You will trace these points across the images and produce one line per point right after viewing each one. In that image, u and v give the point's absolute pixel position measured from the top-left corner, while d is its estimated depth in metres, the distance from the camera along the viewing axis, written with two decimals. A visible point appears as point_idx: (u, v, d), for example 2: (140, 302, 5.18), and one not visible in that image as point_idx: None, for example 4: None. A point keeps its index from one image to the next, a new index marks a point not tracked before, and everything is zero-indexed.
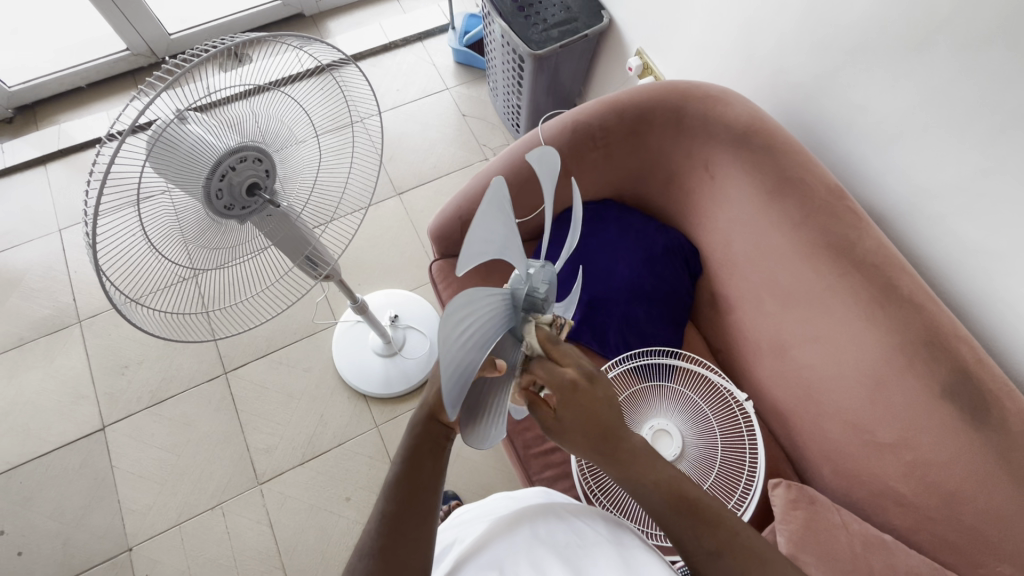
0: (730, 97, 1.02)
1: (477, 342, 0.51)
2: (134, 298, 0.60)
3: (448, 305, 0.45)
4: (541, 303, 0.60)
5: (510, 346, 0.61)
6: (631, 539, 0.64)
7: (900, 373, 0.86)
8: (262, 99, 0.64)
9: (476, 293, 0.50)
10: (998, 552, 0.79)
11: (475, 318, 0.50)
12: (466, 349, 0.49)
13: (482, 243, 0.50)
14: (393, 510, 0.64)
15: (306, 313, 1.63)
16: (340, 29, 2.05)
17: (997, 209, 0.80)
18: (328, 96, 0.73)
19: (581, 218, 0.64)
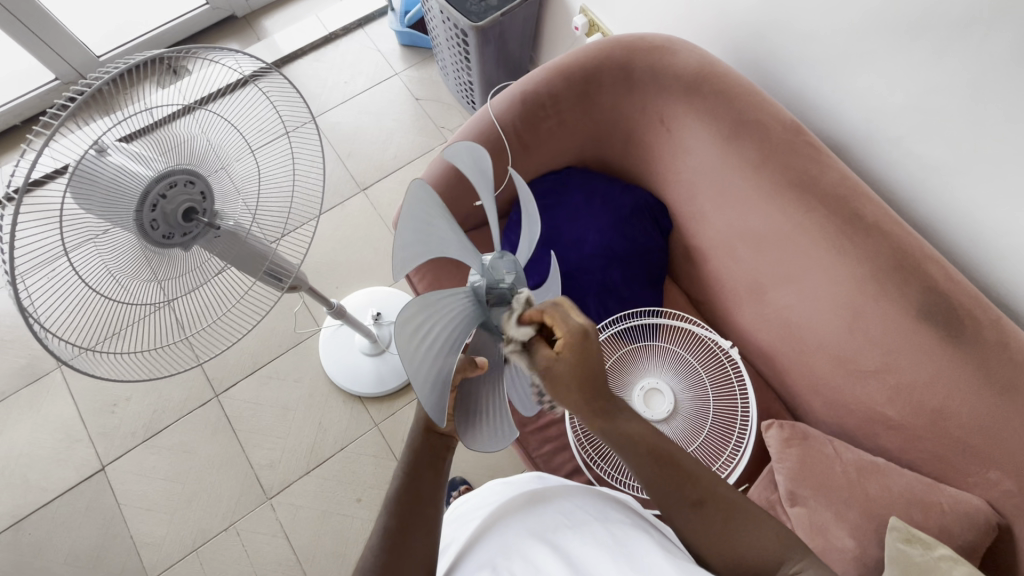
0: (677, 44, 0.99)
1: (446, 344, 0.59)
2: (87, 346, 0.59)
3: (399, 317, 0.52)
4: (507, 291, 0.67)
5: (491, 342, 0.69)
6: (642, 523, 0.66)
7: (874, 300, 0.87)
8: (186, 121, 0.63)
9: (434, 294, 0.58)
10: (985, 460, 0.82)
11: (437, 323, 0.58)
12: (434, 355, 0.57)
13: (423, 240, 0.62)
14: (397, 526, 0.65)
15: (286, 324, 1.60)
16: (277, 26, 1.97)
17: (953, 124, 0.80)
18: (256, 110, 0.72)
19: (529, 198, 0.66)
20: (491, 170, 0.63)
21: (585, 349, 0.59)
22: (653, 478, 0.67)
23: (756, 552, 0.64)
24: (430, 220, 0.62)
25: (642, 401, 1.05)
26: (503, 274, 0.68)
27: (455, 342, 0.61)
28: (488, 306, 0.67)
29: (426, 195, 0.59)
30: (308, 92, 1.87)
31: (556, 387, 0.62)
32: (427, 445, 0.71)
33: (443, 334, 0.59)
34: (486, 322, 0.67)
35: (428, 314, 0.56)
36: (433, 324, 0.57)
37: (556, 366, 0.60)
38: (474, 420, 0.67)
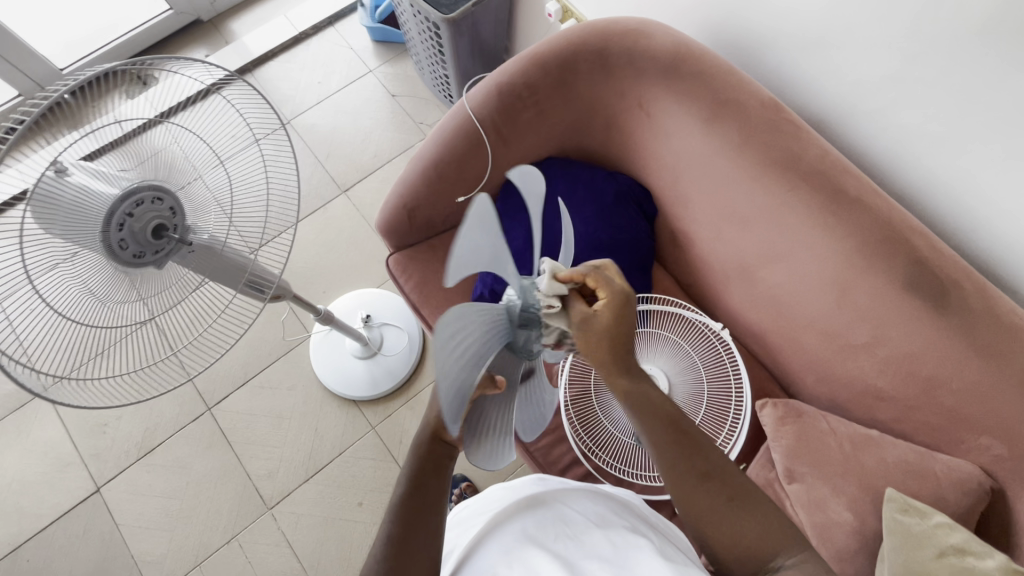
0: (651, 27, 0.97)
1: (474, 358, 0.54)
2: (67, 371, 0.60)
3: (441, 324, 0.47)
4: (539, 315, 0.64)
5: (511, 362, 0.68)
6: (642, 524, 0.68)
7: (861, 275, 0.86)
8: (152, 134, 0.64)
9: (475, 306, 0.54)
10: (977, 426, 0.83)
11: (470, 336, 0.53)
12: (463, 367, 0.53)
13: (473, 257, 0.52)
14: (399, 532, 0.64)
15: (274, 333, 1.58)
16: (245, 28, 1.92)
17: (932, 95, 0.79)
18: (224, 120, 0.71)
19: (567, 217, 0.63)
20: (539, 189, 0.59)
21: (624, 314, 0.64)
22: (665, 445, 0.68)
23: (757, 537, 0.64)
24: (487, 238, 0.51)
25: None
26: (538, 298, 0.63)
27: (480, 356, 0.56)
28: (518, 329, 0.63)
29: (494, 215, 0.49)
30: (282, 95, 1.84)
31: (589, 342, 0.64)
32: (429, 453, 0.69)
33: (473, 350, 0.54)
34: (514, 344, 0.65)
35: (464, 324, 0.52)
36: (468, 337, 0.53)
37: (593, 323, 0.63)
38: (481, 436, 0.67)
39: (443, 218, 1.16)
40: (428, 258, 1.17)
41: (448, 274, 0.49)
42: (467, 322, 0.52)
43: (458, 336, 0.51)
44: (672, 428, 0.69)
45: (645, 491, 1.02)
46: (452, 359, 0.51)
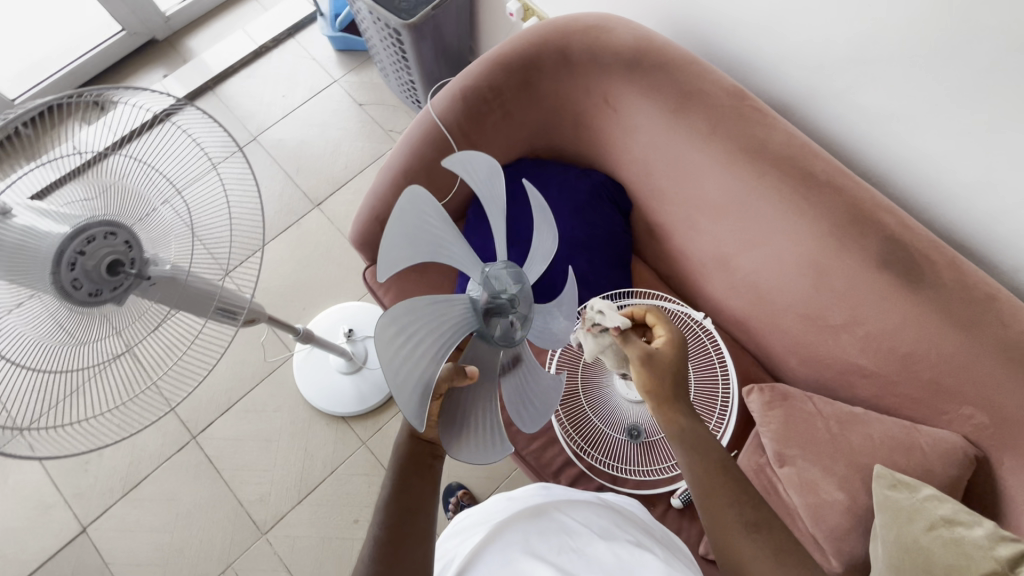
0: (612, 22, 0.97)
1: (433, 353, 0.59)
2: (49, 407, 0.58)
3: (390, 310, 0.54)
4: (507, 303, 0.66)
5: (490, 352, 0.68)
6: (647, 538, 0.67)
7: (835, 256, 0.87)
8: (101, 170, 0.63)
9: (426, 298, 0.59)
10: (957, 397, 0.84)
11: (426, 330, 0.58)
12: (419, 361, 0.56)
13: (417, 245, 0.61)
14: (386, 536, 0.65)
15: (255, 355, 1.55)
16: (203, 45, 1.88)
17: (891, 73, 0.80)
18: (177, 147, 0.69)
19: (537, 209, 0.66)
20: (498, 183, 0.62)
21: (680, 352, 0.75)
22: (716, 482, 0.71)
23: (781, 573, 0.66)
24: (427, 223, 0.61)
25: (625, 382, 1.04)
26: (507, 285, 0.67)
27: (442, 352, 0.60)
28: (485, 316, 0.66)
29: (424, 201, 0.59)
30: (246, 111, 1.80)
31: (650, 376, 0.72)
32: (410, 453, 0.70)
33: (431, 345, 0.58)
34: (485, 330, 0.66)
35: (415, 317, 0.57)
36: (421, 328, 0.58)
37: (655, 357, 0.73)
38: (462, 430, 0.65)
39: None
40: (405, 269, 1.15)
41: (380, 267, 0.57)
42: (420, 312, 0.58)
43: (410, 326, 0.56)
44: (719, 464, 0.72)
45: (640, 485, 1.02)
46: (402, 351, 0.55)
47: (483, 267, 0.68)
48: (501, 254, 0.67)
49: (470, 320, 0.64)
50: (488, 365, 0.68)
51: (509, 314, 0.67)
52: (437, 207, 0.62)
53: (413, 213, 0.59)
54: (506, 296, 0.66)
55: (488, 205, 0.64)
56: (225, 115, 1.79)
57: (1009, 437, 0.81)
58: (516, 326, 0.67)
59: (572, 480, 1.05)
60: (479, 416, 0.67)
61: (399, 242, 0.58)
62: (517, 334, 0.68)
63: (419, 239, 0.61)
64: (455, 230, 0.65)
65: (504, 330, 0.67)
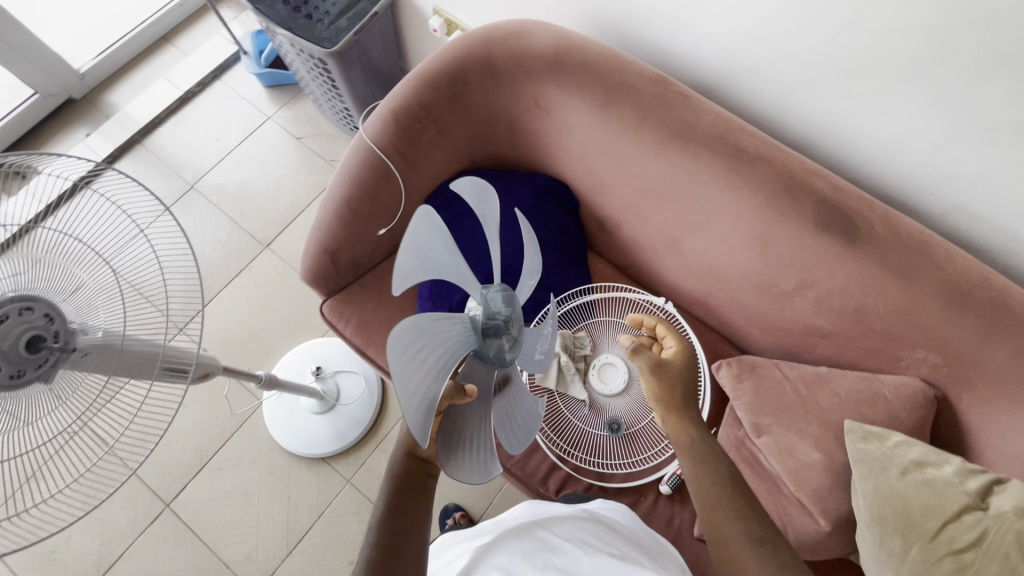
0: (530, 27, 0.98)
1: (439, 368, 0.58)
2: (7, 495, 0.56)
3: (400, 324, 0.53)
4: (504, 323, 0.67)
5: (482, 371, 0.69)
6: (632, 550, 0.66)
7: (776, 225, 0.89)
8: (23, 244, 0.60)
9: (433, 314, 0.59)
10: (910, 343, 0.87)
11: (432, 345, 0.57)
12: (426, 378, 0.56)
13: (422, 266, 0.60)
14: (382, 556, 0.62)
15: (222, 409, 1.49)
16: (125, 98, 1.81)
17: (800, 44, 0.83)
18: (101, 213, 0.67)
19: (530, 230, 0.70)
20: (494, 202, 0.65)
21: (688, 362, 0.82)
22: (715, 481, 0.73)
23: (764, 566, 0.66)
24: (434, 246, 0.61)
25: (599, 378, 1.04)
26: (501, 307, 0.67)
27: (446, 365, 0.59)
28: (484, 338, 0.67)
29: (434, 221, 0.59)
30: (179, 159, 1.74)
31: (658, 383, 0.80)
32: (405, 468, 0.71)
33: (436, 360, 0.58)
34: (482, 351, 0.67)
35: (422, 333, 0.56)
36: (428, 343, 0.57)
37: (665, 365, 0.81)
38: (458, 449, 0.65)
39: (369, 254, 1.13)
40: (364, 298, 1.14)
41: (395, 278, 0.56)
42: (427, 327, 0.57)
43: (416, 341, 0.55)
44: (726, 476, 0.74)
45: (628, 478, 1.02)
46: (410, 365, 0.54)
47: (479, 287, 0.68)
48: (497, 273, 0.68)
49: (470, 339, 0.64)
50: (482, 385, 0.68)
51: (503, 334, 0.68)
52: (444, 233, 0.61)
53: (422, 235, 0.58)
54: (502, 317, 0.67)
55: (486, 225, 0.66)
56: (157, 167, 1.73)
57: (962, 373, 0.84)
58: (507, 347, 0.69)
59: (561, 483, 1.04)
60: (473, 435, 0.67)
61: (409, 265, 0.57)
62: (507, 355, 0.69)
63: (427, 261, 0.60)
64: (456, 253, 0.64)
65: (497, 350, 0.68)
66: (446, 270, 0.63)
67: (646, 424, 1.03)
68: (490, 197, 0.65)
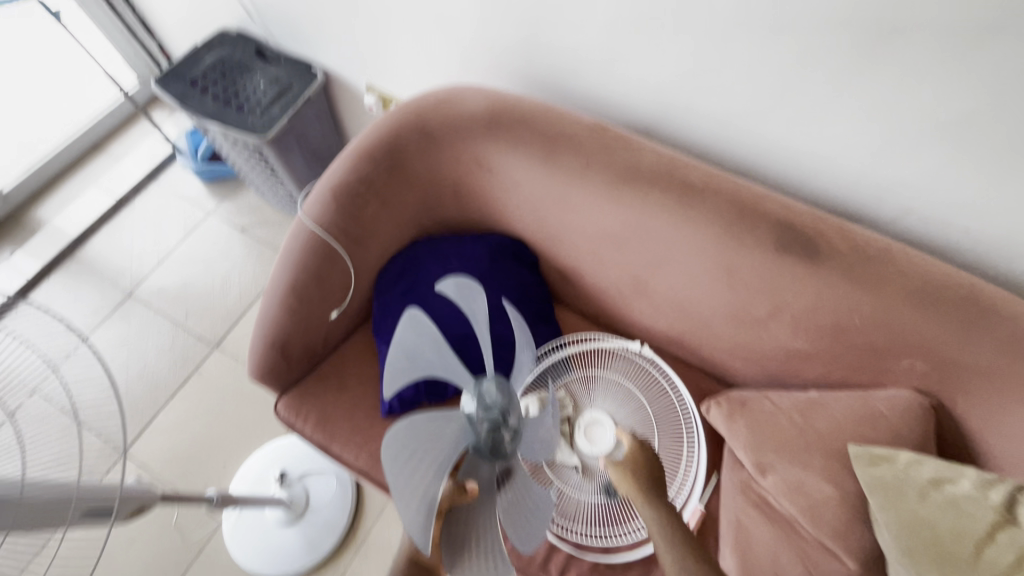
0: (462, 91, 0.98)
1: (438, 467, 0.61)
2: None
3: (393, 428, 0.58)
4: (500, 415, 0.63)
5: (484, 467, 0.65)
6: None
7: (738, 253, 0.87)
8: None
9: (426, 415, 0.60)
10: (894, 354, 0.84)
11: (428, 445, 0.60)
12: (423, 478, 0.59)
13: (411, 366, 0.66)
14: None
15: (174, 538, 1.31)
16: (53, 211, 1.72)
17: (726, 75, 0.85)
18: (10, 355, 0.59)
19: (519, 316, 0.64)
20: (479, 296, 0.66)
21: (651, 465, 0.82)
22: (689, 555, 0.75)
23: None
24: (422, 348, 0.64)
25: (586, 439, 0.94)
26: (495, 398, 0.63)
27: (445, 464, 0.61)
28: (483, 432, 0.63)
29: (419, 326, 0.62)
30: (115, 267, 1.65)
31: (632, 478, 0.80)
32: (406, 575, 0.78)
33: (435, 458, 0.60)
34: (479, 445, 0.63)
35: (417, 434, 0.59)
36: (422, 445, 0.59)
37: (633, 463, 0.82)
38: (463, 548, 0.65)
39: (323, 340, 1.06)
40: (322, 389, 1.05)
41: (385, 385, 0.65)
42: (419, 428, 0.59)
43: (408, 445, 0.59)
44: (695, 550, 0.75)
45: (635, 546, 0.95)
46: (405, 470, 0.58)
47: (474, 380, 0.65)
48: (491, 364, 0.65)
49: (469, 435, 0.63)
50: (484, 481, 0.64)
51: (502, 427, 0.63)
52: (434, 333, 0.64)
53: (407, 337, 0.62)
54: (497, 410, 0.63)
55: (474, 318, 0.67)
56: (91, 278, 1.62)
57: (953, 378, 0.81)
58: (507, 440, 0.64)
59: (563, 565, 0.96)
60: (479, 534, 0.64)
61: (397, 366, 0.65)
62: (507, 448, 0.64)
63: (416, 360, 0.65)
64: (449, 350, 0.66)
65: (495, 444, 0.64)
66: (438, 366, 0.66)
67: None
68: (472, 287, 0.66)
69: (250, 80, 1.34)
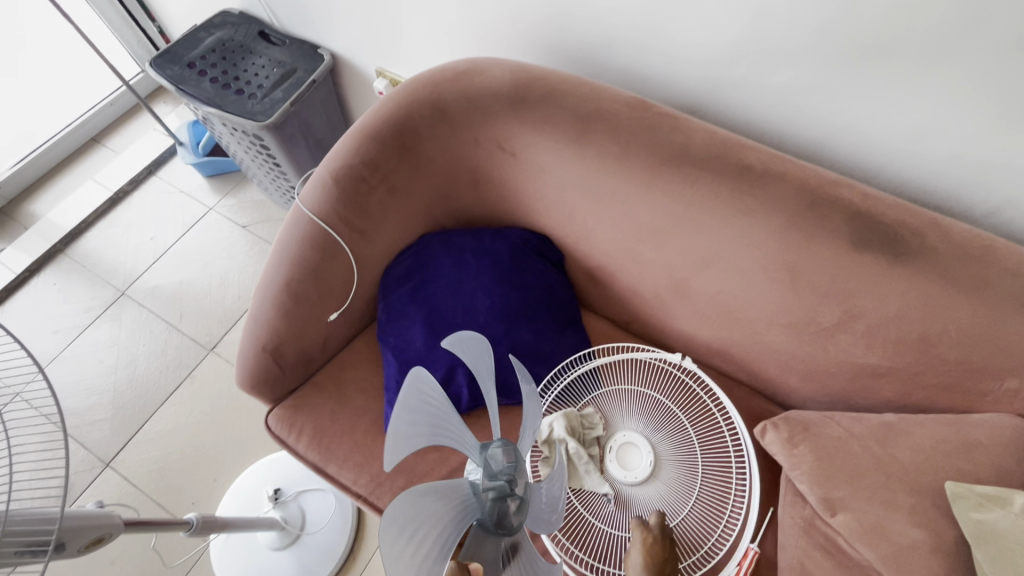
0: (483, 63, 0.86)
1: (439, 546, 0.51)
2: None
3: (393, 503, 0.48)
4: (508, 483, 0.56)
5: (490, 545, 0.55)
6: None
7: (806, 249, 0.74)
8: None
9: (430, 486, 0.52)
10: (995, 372, 0.70)
11: (431, 519, 0.51)
12: (424, 559, 0.49)
13: (412, 436, 0.56)
14: None
15: (157, 561, 1.19)
16: (47, 205, 1.64)
17: (795, 40, 0.72)
18: None
19: (528, 375, 0.58)
20: (489, 356, 0.58)
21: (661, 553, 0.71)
22: None
23: None
24: (424, 413, 0.56)
25: (618, 464, 0.83)
26: (503, 465, 0.57)
27: (447, 543, 0.52)
28: (489, 504, 0.56)
29: (422, 390, 0.55)
30: (109, 264, 1.55)
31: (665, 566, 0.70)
32: None
33: (437, 534, 0.51)
34: (485, 519, 0.56)
35: (421, 507, 0.50)
36: (427, 520, 0.50)
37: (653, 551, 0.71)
38: None
39: (321, 344, 0.94)
40: (318, 400, 0.93)
41: (386, 458, 0.54)
42: (426, 499, 0.51)
43: (413, 518, 0.49)
44: None
45: None
46: (404, 552, 0.48)
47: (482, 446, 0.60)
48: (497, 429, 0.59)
49: (474, 507, 0.56)
50: (489, 561, 0.55)
51: (510, 497, 0.57)
52: (439, 394, 0.57)
53: (410, 402, 0.55)
54: (505, 477, 0.56)
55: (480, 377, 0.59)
56: (83, 276, 1.53)
57: None
58: (513, 510, 0.57)
59: None
60: None
61: (399, 438, 0.55)
62: (514, 520, 0.57)
63: (420, 425, 0.56)
64: (454, 413, 0.58)
65: (503, 517, 0.56)
66: (443, 432, 0.58)
67: (685, 516, 0.80)
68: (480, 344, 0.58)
69: (250, 62, 1.24)
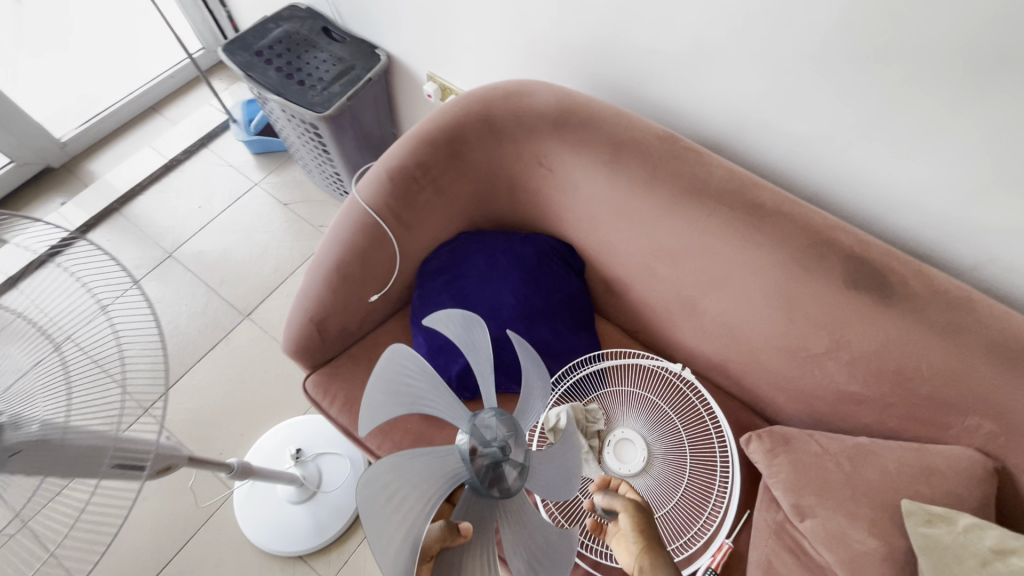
0: (532, 85, 0.95)
1: (424, 505, 0.56)
2: None
3: (370, 468, 0.54)
4: (501, 450, 0.61)
5: (484, 506, 0.62)
6: None
7: (804, 282, 0.83)
8: None
9: (412, 451, 0.58)
10: (960, 409, 0.79)
11: (412, 481, 0.56)
12: (406, 516, 0.54)
13: (392, 405, 0.62)
14: None
15: (184, 502, 1.31)
16: (105, 166, 1.76)
17: (815, 96, 0.81)
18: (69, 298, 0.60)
19: (528, 349, 0.64)
20: (481, 332, 0.64)
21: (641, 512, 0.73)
22: None
23: None
24: (403, 383, 0.63)
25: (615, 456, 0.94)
26: (494, 433, 0.62)
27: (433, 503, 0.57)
28: (478, 470, 0.60)
29: (399, 362, 0.62)
30: (159, 227, 1.67)
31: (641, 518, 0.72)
32: None
33: (420, 495, 0.56)
34: (478, 483, 0.60)
35: (399, 471, 0.56)
36: (407, 482, 0.56)
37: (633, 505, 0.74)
38: None
39: (359, 322, 1.04)
40: (353, 371, 1.03)
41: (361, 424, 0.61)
42: (408, 464, 0.57)
43: (394, 481, 0.55)
44: None
45: None
46: (385, 509, 0.53)
47: (472, 415, 0.63)
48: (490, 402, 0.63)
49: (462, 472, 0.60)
50: (483, 520, 0.61)
51: (502, 463, 0.61)
52: (421, 365, 0.64)
53: (387, 372, 0.61)
54: (497, 444, 0.61)
55: (473, 353, 0.65)
56: (135, 236, 1.65)
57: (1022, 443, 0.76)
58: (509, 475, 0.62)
59: None
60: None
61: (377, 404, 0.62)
62: (509, 483, 0.62)
63: (400, 394, 0.63)
64: (437, 385, 0.64)
65: (496, 480, 0.61)
66: (425, 401, 0.64)
67: (671, 508, 0.90)
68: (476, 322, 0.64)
69: (313, 56, 1.34)
